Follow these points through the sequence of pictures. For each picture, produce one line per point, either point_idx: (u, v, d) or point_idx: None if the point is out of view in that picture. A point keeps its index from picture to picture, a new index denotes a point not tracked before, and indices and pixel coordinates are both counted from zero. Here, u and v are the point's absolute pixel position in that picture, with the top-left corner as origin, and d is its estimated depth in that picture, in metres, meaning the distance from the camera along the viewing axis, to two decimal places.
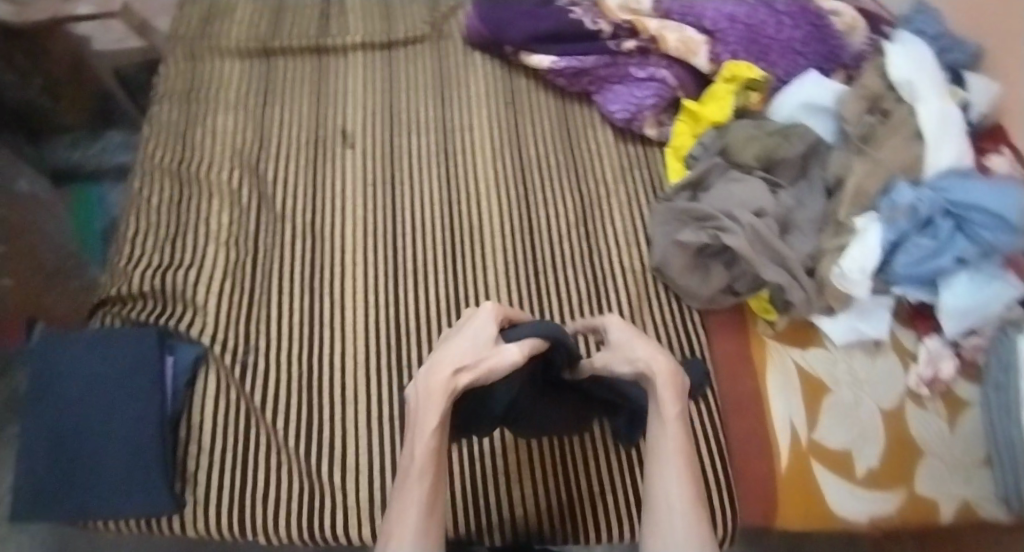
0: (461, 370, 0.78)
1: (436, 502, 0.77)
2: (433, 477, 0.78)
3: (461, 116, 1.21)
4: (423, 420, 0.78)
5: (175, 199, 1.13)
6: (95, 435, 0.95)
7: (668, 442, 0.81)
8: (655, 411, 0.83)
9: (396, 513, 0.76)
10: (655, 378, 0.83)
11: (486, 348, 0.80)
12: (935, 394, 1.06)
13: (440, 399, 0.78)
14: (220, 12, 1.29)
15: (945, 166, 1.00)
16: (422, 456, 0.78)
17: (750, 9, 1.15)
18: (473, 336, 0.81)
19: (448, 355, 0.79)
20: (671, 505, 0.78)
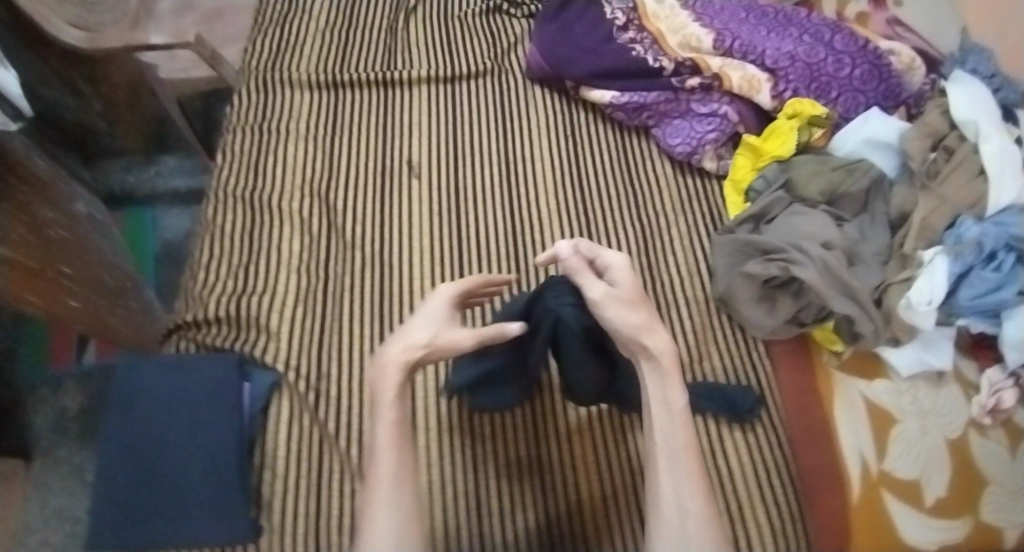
0: (410, 347, 0.81)
1: (408, 471, 0.79)
2: (398, 446, 0.79)
3: (523, 148, 1.25)
4: (382, 394, 0.80)
5: (248, 227, 1.16)
6: (179, 456, 0.96)
7: (677, 441, 0.80)
8: (660, 402, 0.81)
9: (371, 482, 0.78)
10: (660, 360, 0.82)
11: (435, 328, 0.82)
12: (997, 423, 1.06)
13: (393, 376, 0.80)
14: (288, 45, 1.35)
15: (1006, 202, 1.02)
16: (385, 429, 0.79)
17: (809, 47, 1.17)
18: (425, 320, 0.83)
19: (404, 336, 0.82)
20: (684, 510, 0.77)
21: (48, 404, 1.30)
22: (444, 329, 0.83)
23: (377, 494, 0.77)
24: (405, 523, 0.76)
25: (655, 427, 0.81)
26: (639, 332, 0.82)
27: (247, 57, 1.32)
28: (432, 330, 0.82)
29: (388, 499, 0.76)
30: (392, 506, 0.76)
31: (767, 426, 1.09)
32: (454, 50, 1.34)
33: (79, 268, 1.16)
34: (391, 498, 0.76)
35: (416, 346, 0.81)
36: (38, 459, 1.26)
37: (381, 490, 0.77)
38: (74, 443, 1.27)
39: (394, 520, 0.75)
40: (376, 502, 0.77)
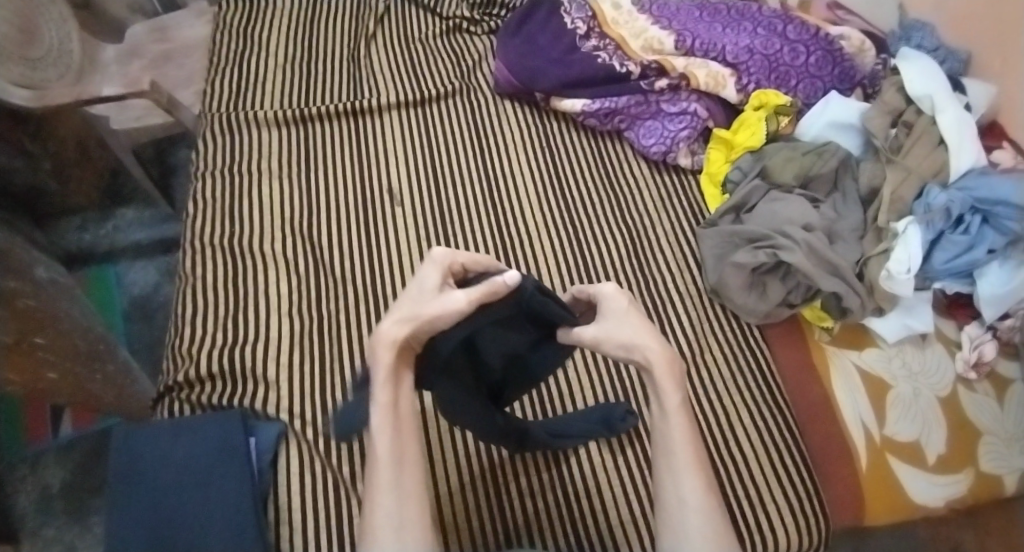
0: (403, 321, 0.70)
1: (408, 453, 0.73)
2: (395, 430, 0.73)
3: (499, 166, 1.28)
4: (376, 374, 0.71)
5: (230, 276, 1.14)
6: (192, 518, 0.92)
7: (676, 438, 0.76)
8: (657, 399, 0.76)
9: (371, 473, 0.73)
10: (654, 369, 0.74)
11: (429, 298, 0.71)
12: (982, 376, 1.09)
13: (385, 352, 0.71)
14: (250, 84, 1.36)
15: (967, 167, 1.07)
16: (381, 411, 0.72)
17: (765, 39, 1.25)
18: (415, 292, 0.72)
19: (392, 310, 0.71)
20: (685, 507, 0.75)
21: (29, 481, 1.24)
22: (437, 299, 0.71)
23: (377, 490, 0.72)
24: (408, 512, 0.72)
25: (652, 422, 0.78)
26: (632, 348, 0.75)
27: (205, 101, 1.32)
28: (424, 301, 0.71)
29: (389, 493, 0.72)
30: (394, 499, 0.72)
31: (775, 407, 1.10)
32: (421, 73, 1.39)
33: (55, 337, 1.09)
34: (393, 488, 0.72)
35: (406, 320, 0.70)
36: (26, 541, 1.19)
37: (382, 481, 0.72)
38: (63, 520, 1.20)
39: (398, 513, 0.72)
40: (377, 496, 0.72)
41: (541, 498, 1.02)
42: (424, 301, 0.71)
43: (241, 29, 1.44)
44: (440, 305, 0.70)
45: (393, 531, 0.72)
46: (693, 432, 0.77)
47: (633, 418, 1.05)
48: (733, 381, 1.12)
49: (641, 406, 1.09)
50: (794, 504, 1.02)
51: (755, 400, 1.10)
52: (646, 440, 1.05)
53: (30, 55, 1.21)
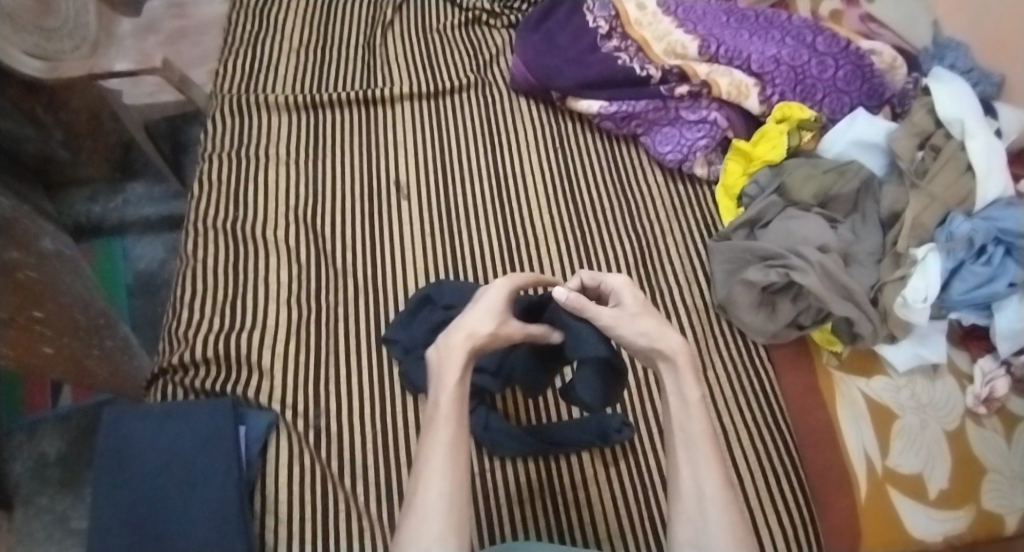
0: (475, 336, 0.77)
1: (463, 447, 0.73)
2: (456, 422, 0.74)
3: (510, 163, 1.26)
4: (448, 373, 0.75)
5: (230, 261, 1.13)
6: (177, 504, 0.91)
7: (694, 426, 0.76)
8: (676, 391, 0.78)
9: (423, 457, 0.72)
10: (675, 359, 0.78)
11: (498, 317, 0.79)
12: (992, 412, 1.05)
13: (458, 360, 0.76)
14: (265, 66, 1.35)
15: (993, 197, 1.04)
16: (445, 401, 0.74)
17: (792, 49, 1.21)
18: (486, 309, 0.79)
19: (467, 323, 0.78)
20: (701, 493, 0.74)
21: (25, 448, 1.24)
22: (508, 321, 0.80)
23: (430, 476, 0.71)
24: (450, 513, 0.70)
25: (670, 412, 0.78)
26: (653, 337, 0.78)
27: (217, 80, 1.31)
28: (497, 322, 0.79)
29: (439, 484, 0.71)
30: (445, 489, 0.70)
31: (773, 430, 1.08)
32: (436, 64, 1.37)
33: (53, 312, 1.08)
34: (443, 478, 0.71)
35: (481, 334, 0.77)
36: (19, 508, 1.19)
37: (433, 469, 0.71)
38: (55, 489, 1.20)
39: (445, 503, 0.70)
40: (424, 483, 0.71)
41: (526, 503, 1.00)
42: (497, 321, 0.79)
43: (258, 10, 1.43)
44: (507, 328, 0.80)
45: (433, 524, 0.69)
46: (711, 422, 0.77)
47: (627, 430, 1.03)
48: (734, 401, 1.09)
49: (637, 419, 1.06)
50: (788, 531, 1.00)
51: (755, 423, 1.08)
52: (639, 454, 1.04)
53: (46, 25, 1.19)
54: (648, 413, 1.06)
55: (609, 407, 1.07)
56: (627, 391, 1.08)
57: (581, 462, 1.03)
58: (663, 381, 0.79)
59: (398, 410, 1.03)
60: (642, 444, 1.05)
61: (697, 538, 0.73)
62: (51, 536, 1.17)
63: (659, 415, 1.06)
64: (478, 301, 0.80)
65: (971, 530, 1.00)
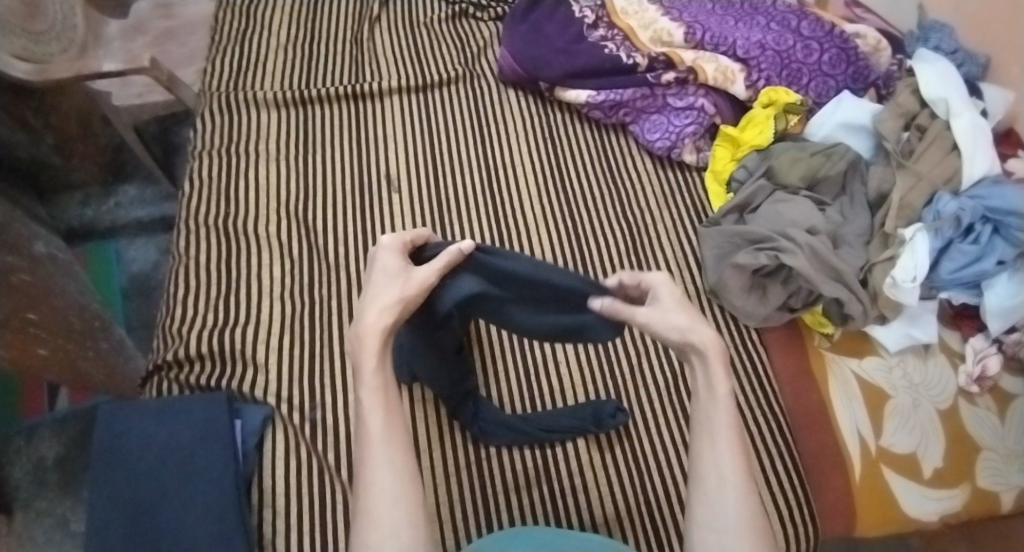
0: (387, 309, 0.73)
1: (400, 430, 0.73)
2: (390, 409, 0.73)
3: (499, 155, 1.27)
4: (364, 360, 0.73)
5: (222, 258, 1.13)
6: (175, 499, 0.92)
7: (719, 415, 0.74)
8: (704, 379, 0.75)
9: (363, 451, 0.73)
10: (705, 348, 0.74)
11: (400, 280, 0.75)
12: (984, 390, 1.05)
13: (375, 342, 0.73)
14: (252, 64, 1.35)
15: (980, 174, 1.05)
16: (371, 389, 0.73)
17: (777, 35, 1.22)
18: (385, 278, 0.76)
19: (370, 300, 0.74)
20: (723, 481, 0.73)
21: (24, 452, 1.24)
22: (412, 275, 0.76)
23: (373, 468, 0.72)
24: (402, 497, 0.71)
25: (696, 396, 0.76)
26: (686, 330, 0.75)
27: (206, 79, 1.32)
28: (400, 283, 0.75)
29: (383, 474, 0.72)
30: (390, 478, 0.71)
31: (768, 412, 1.07)
32: (424, 58, 1.37)
33: (47, 314, 1.08)
34: (388, 467, 0.72)
35: (391, 304, 0.74)
36: (19, 512, 1.19)
37: (376, 460, 0.72)
38: (55, 493, 1.20)
39: (393, 492, 0.71)
40: (371, 475, 0.72)
41: (525, 491, 1.00)
42: (402, 284, 0.75)
43: (245, 9, 1.44)
44: (413, 280, 0.76)
45: (386, 516, 0.70)
46: (737, 411, 0.75)
47: (622, 415, 1.04)
48: None
49: (632, 404, 1.07)
50: (784, 510, 1.00)
51: (749, 406, 1.08)
52: (634, 440, 1.04)
53: (33, 29, 1.19)
54: (642, 399, 1.07)
55: (602, 393, 1.08)
56: (620, 377, 1.09)
57: (576, 448, 1.03)
58: (694, 370, 0.76)
59: None
60: (638, 428, 1.05)
61: (715, 525, 0.73)
62: (51, 538, 1.17)
63: (652, 401, 1.07)
64: (373, 269, 0.77)
65: (968, 506, 1.01)
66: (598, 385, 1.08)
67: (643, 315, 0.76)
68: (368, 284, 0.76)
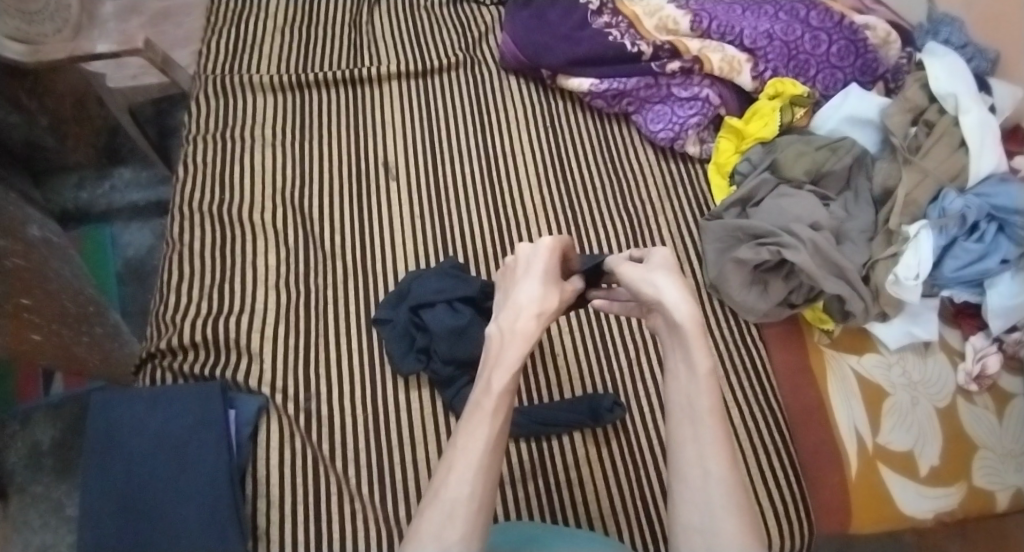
0: (545, 313, 0.78)
1: (499, 444, 0.69)
2: (502, 421, 0.70)
3: (501, 143, 1.25)
4: (507, 353, 0.74)
5: (217, 244, 1.12)
6: (168, 492, 0.91)
7: (702, 403, 0.72)
8: (685, 365, 0.75)
9: (458, 448, 0.68)
10: (683, 326, 0.75)
11: (558, 289, 0.81)
12: (983, 389, 1.05)
13: (523, 344, 0.75)
14: (250, 45, 1.33)
15: (987, 171, 1.03)
16: (499, 392, 0.71)
17: (785, 25, 1.20)
18: (546, 280, 0.80)
19: (530, 300, 0.78)
20: (707, 472, 0.69)
21: (19, 437, 1.23)
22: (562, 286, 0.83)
23: (461, 468, 0.67)
24: (475, 508, 0.65)
25: (680, 386, 0.74)
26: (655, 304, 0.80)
27: (201, 62, 1.29)
28: (557, 292, 0.81)
29: (468, 476, 0.66)
30: (474, 482, 0.66)
31: (766, 409, 1.07)
32: (425, 42, 1.35)
33: (41, 299, 1.06)
34: (475, 471, 0.67)
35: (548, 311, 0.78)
36: (14, 497, 1.19)
37: (469, 457, 0.67)
38: (49, 478, 1.21)
39: (473, 500, 0.65)
40: (456, 470, 0.67)
41: (521, 484, 1.00)
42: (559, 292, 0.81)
43: None
44: (563, 291, 0.82)
45: (457, 524, 0.64)
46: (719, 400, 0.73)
47: (619, 410, 1.03)
48: (727, 379, 1.09)
49: (629, 399, 1.06)
50: (779, 508, 1.00)
51: (747, 402, 1.07)
52: (632, 436, 1.03)
53: (25, 9, 1.21)
54: (639, 392, 1.07)
55: (599, 388, 1.07)
56: (617, 370, 1.08)
57: (573, 442, 1.03)
58: (671, 351, 0.77)
59: (387, 387, 1.03)
60: (635, 423, 1.04)
61: (700, 521, 0.68)
62: (46, 523, 1.18)
63: (652, 396, 1.06)
64: (530, 269, 0.82)
65: (963, 506, 1.00)
66: (595, 378, 1.07)
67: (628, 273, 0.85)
68: (526, 279, 0.80)
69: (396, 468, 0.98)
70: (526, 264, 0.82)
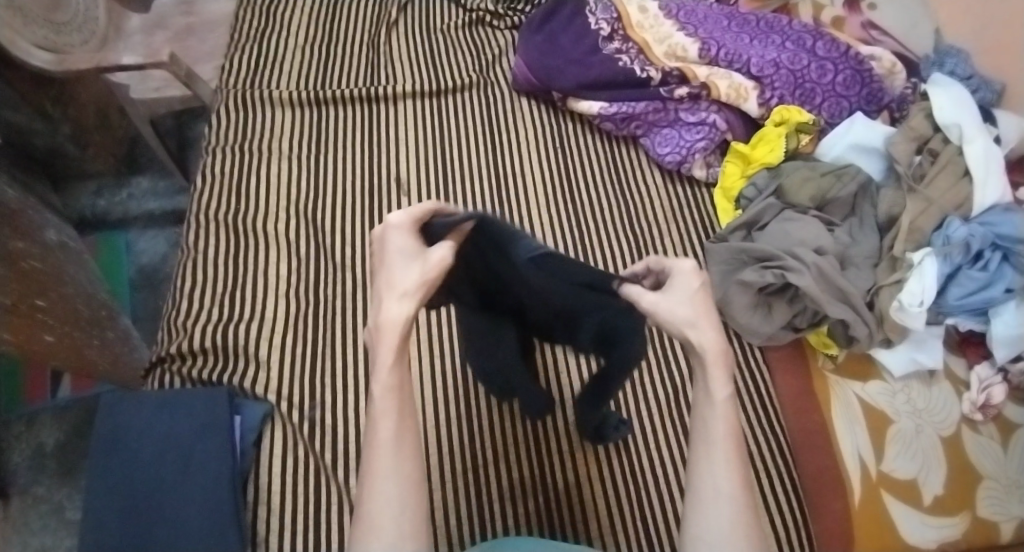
0: (409, 293, 0.65)
1: (409, 438, 0.66)
2: (401, 414, 0.66)
3: (509, 163, 1.27)
4: (380, 351, 0.65)
5: (230, 252, 1.14)
6: (168, 497, 0.92)
7: (716, 424, 0.68)
8: (700, 385, 0.69)
9: (367, 459, 0.65)
10: (703, 345, 0.67)
11: (419, 259, 0.66)
12: (988, 418, 1.04)
13: (393, 335, 0.65)
14: (270, 62, 1.37)
15: (991, 202, 1.04)
16: (385, 389, 0.66)
17: (792, 54, 1.23)
18: (397, 260, 0.66)
19: (391, 284, 0.66)
20: (718, 493, 0.67)
21: (24, 438, 1.24)
22: (430, 256, 0.66)
23: (375, 477, 0.64)
24: (405, 516, 0.64)
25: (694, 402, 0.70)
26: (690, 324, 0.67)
27: (223, 76, 1.34)
28: (418, 265, 0.66)
29: (384, 486, 0.64)
30: (393, 492, 0.64)
31: (767, 432, 1.07)
32: (439, 63, 1.39)
33: (55, 300, 1.08)
34: (393, 481, 0.64)
35: (411, 289, 0.65)
36: (16, 498, 1.20)
37: (381, 469, 0.65)
38: (53, 480, 1.21)
39: (395, 508, 0.64)
40: (372, 483, 0.64)
41: (521, 500, 1.00)
42: (421, 262, 0.66)
43: (264, 9, 1.46)
44: (437, 262, 0.66)
45: (384, 537, 0.63)
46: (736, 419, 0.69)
47: (625, 428, 1.01)
48: (729, 401, 1.09)
49: (631, 418, 1.06)
50: (780, 531, 0.99)
51: (751, 424, 1.07)
52: (635, 455, 1.03)
53: (55, 19, 1.24)
54: (641, 410, 1.07)
55: None
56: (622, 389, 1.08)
57: (575, 460, 1.03)
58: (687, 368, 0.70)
59: None
60: (637, 442, 1.04)
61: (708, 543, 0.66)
62: (46, 525, 1.18)
63: (655, 417, 1.06)
64: (385, 252, 0.68)
65: (967, 536, 0.98)
66: None
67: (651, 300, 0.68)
68: (384, 267, 0.67)
69: None
70: (377, 255, 0.69)
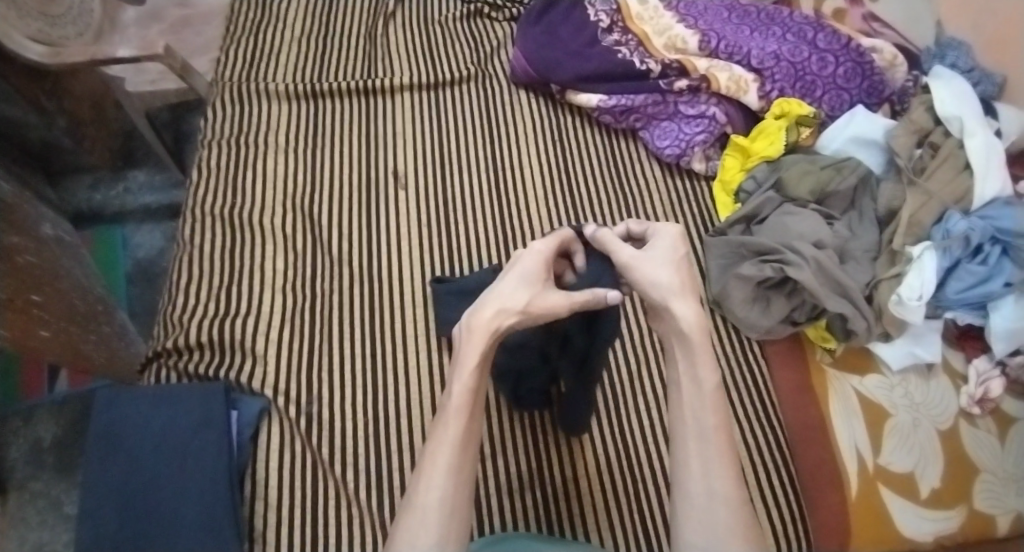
0: (506, 312, 0.72)
1: (472, 443, 0.72)
2: (468, 419, 0.72)
3: (508, 156, 1.27)
4: (463, 355, 0.73)
5: (227, 246, 1.14)
6: (165, 493, 0.92)
7: (707, 420, 0.73)
8: (690, 382, 0.74)
9: (429, 454, 0.71)
10: (689, 337, 0.73)
11: (533, 287, 0.74)
12: (986, 412, 1.04)
13: (481, 340, 0.72)
14: (267, 53, 1.36)
15: (991, 195, 1.03)
16: (460, 392, 0.72)
17: (792, 46, 1.22)
18: (519, 279, 0.74)
19: (498, 295, 0.73)
20: (711, 491, 0.71)
21: (21, 433, 1.25)
22: (544, 293, 0.74)
23: (431, 474, 0.70)
24: (450, 513, 0.68)
25: (684, 398, 0.74)
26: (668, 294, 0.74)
27: (220, 69, 1.33)
28: (530, 291, 0.74)
29: (440, 481, 0.69)
30: (445, 489, 0.69)
31: (765, 426, 1.07)
32: (437, 55, 1.38)
33: (50, 295, 1.08)
34: (446, 479, 0.69)
35: (513, 311, 0.72)
36: (13, 493, 1.20)
37: (438, 466, 0.70)
38: (50, 475, 1.22)
39: (445, 505, 0.68)
40: (426, 480, 0.70)
41: (519, 494, 1.00)
42: (533, 291, 0.73)
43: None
44: (554, 299, 0.74)
45: (430, 530, 0.67)
46: (724, 414, 0.74)
47: None
48: (727, 395, 1.09)
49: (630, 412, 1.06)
50: (777, 523, 1.00)
51: (750, 418, 1.07)
52: (632, 449, 1.04)
53: (48, 12, 1.23)
54: (639, 404, 1.07)
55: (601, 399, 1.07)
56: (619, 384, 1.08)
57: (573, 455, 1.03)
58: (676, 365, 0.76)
59: (390, 397, 1.04)
60: (635, 436, 1.04)
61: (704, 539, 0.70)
62: (44, 520, 1.19)
63: (653, 411, 1.07)
64: (516, 267, 0.75)
65: (963, 529, 0.99)
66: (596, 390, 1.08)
67: (626, 254, 0.78)
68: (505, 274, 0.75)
69: (395, 477, 0.98)
70: (509, 264, 0.76)
